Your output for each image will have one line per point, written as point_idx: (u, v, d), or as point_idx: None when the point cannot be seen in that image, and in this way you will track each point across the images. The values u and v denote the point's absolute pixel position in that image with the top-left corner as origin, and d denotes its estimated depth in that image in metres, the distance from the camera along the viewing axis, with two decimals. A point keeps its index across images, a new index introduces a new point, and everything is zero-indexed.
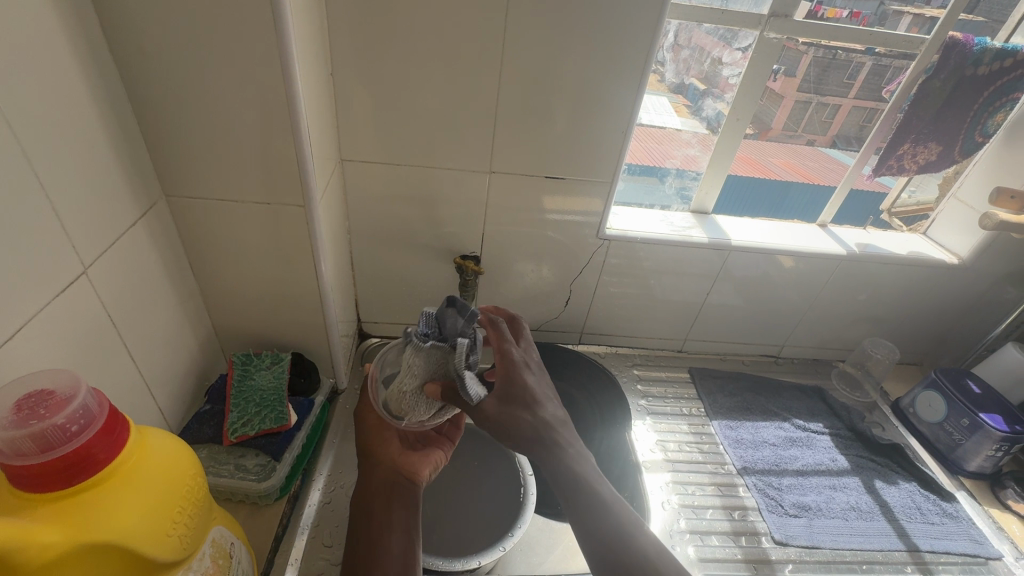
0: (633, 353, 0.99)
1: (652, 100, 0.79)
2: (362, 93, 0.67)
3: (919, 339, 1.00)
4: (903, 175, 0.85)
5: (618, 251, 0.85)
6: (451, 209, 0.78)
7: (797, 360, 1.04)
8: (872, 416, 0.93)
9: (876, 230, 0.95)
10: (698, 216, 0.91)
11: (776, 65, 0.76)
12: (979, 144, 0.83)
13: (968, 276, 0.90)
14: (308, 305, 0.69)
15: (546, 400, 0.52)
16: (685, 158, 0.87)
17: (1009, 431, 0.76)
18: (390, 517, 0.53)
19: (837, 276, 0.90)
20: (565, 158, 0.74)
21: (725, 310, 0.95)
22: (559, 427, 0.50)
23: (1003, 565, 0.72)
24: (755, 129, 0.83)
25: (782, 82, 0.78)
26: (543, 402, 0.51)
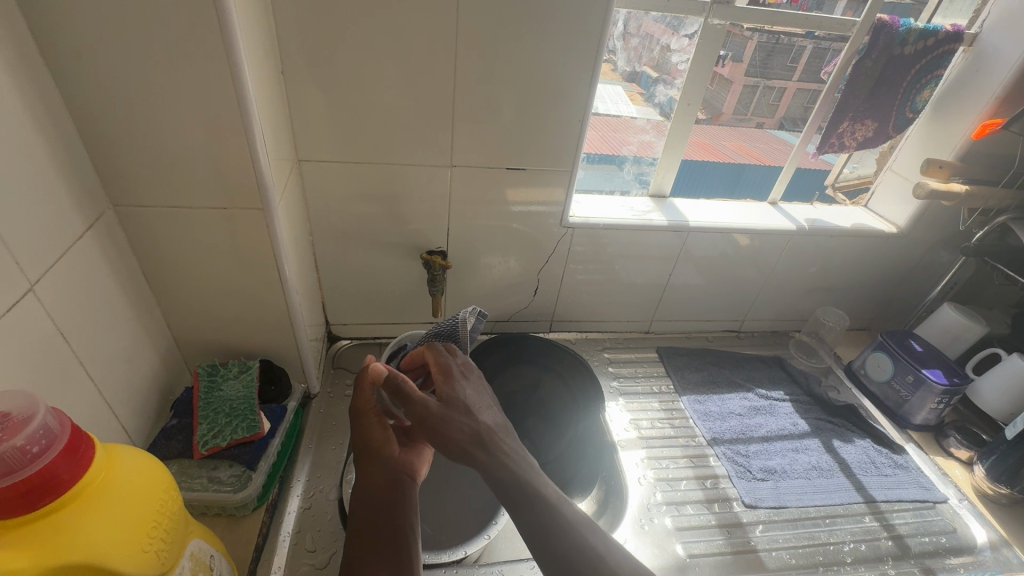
0: (602, 337, 1.02)
1: (607, 88, 0.81)
2: (315, 91, 0.66)
3: (867, 306, 1.06)
4: (843, 151, 0.90)
5: (581, 239, 0.86)
6: (414, 205, 0.78)
7: (757, 333, 1.09)
8: (828, 380, 0.99)
9: (821, 205, 1.01)
10: (657, 199, 0.94)
11: (722, 51, 0.79)
12: (909, 119, 0.89)
13: (907, 243, 0.96)
14: (272, 311, 0.68)
15: (485, 413, 0.52)
16: (641, 145, 0.89)
17: (948, 384, 0.82)
18: (389, 521, 0.48)
19: (788, 251, 0.95)
20: (524, 148, 0.75)
21: (688, 289, 0.98)
22: (498, 455, 0.48)
23: (949, 507, 0.78)
24: (708, 114, 0.86)
25: (730, 67, 0.81)
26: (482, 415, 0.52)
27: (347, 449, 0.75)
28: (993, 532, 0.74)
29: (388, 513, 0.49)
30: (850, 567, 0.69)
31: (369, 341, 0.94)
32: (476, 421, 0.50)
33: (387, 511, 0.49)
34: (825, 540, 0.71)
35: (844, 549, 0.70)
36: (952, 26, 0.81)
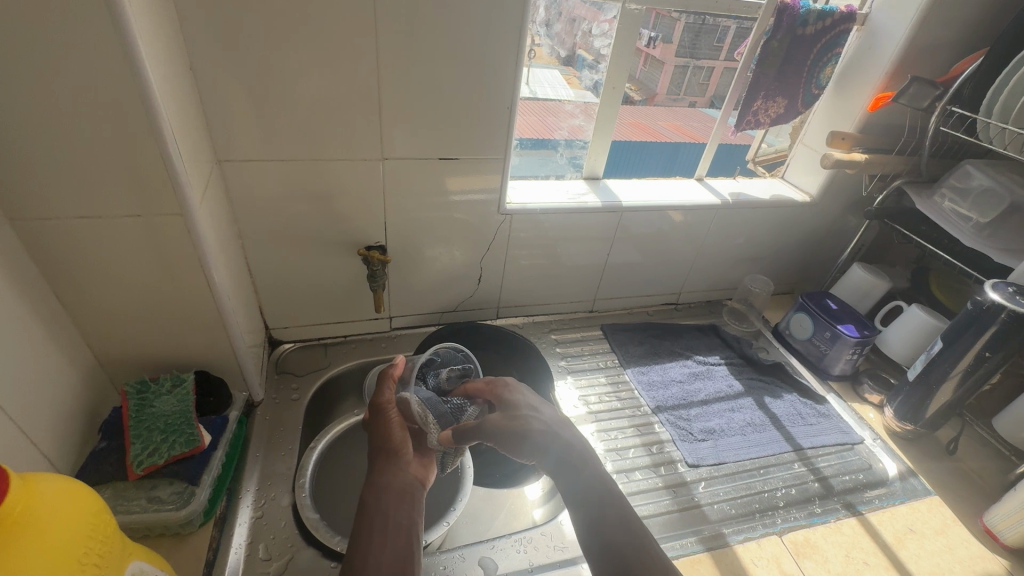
0: (548, 319, 1.04)
1: (545, 73, 0.85)
2: (230, 87, 0.63)
3: (789, 271, 1.14)
4: (760, 128, 0.97)
5: (520, 224, 0.88)
6: (347, 201, 0.76)
7: (693, 303, 1.15)
8: (758, 342, 1.06)
9: (744, 179, 1.07)
10: (591, 181, 0.96)
11: (653, 33, 0.83)
12: (816, 95, 0.96)
13: (821, 209, 1.04)
14: (203, 318, 0.65)
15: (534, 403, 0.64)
16: (572, 129, 0.91)
17: (859, 336, 0.91)
18: (400, 522, 0.53)
19: (716, 224, 1.00)
20: (456, 138, 0.75)
21: (626, 267, 1.02)
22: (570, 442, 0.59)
23: (865, 447, 0.86)
24: (644, 95, 0.92)
25: (661, 48, 0.85)
26: (535, 409, 0.63)
27: (297, 455, 0.74)
28: (901, 465, 0.83)
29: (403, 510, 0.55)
30: (782, 510, 0.75)
31: (313, 343, 0.92)
32: (540, 416, 0.62)
33: (402, 507, 0.55)
34: (761, 489, 0.77)
35: (777, 495, 0.77)
36: (846, 7, 0.88)
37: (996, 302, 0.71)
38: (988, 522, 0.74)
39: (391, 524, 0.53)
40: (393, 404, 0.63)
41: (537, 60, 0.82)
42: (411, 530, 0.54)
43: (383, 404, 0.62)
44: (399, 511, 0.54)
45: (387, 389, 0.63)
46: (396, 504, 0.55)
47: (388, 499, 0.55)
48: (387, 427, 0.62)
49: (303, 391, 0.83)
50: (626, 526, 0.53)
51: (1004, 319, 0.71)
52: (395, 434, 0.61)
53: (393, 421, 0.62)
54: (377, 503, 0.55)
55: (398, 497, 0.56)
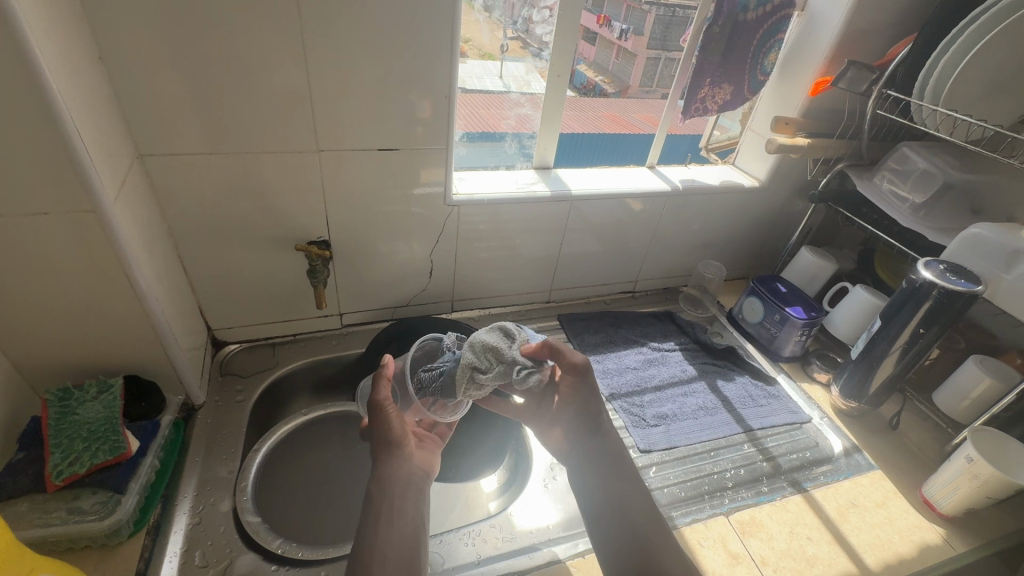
0: (504, 311, 1.04)
1: (517, 66, 0.86)
2: (147, 77, 0.60)
3: (743, 257, 1.16)
4: (708, 115, 0.98)
5: (468, 216, 0.87)
6: (284, 195, 0.74)
7: (650, 291, 1.15)
8: (713, 327, 1.08)
9: (695, 166, 1.07)
10: (542, 171, 0.95)
11: (623, 24, 0.87)
12: (762, 81, 0.97)
13: (770, 195, 1.05)
14: (128, 321, 0.62)
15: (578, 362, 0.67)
16: (519, 119, 0.91)
17: (806, 318, 0.93)
18: (406, 515, 0.55)
19: (668, 211, 1.01)
20: (395, 129, 0.73)
21: (580, 256, 1.02)
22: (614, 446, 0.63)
23: (813, 425, 0.88)
24: (616, 87, 0.95)
25: (632, 40, 0.89)
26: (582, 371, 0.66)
27: (240, 457, 0.72)
28: (846, 441, 0.86)
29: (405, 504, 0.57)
30: (731, 490, 0.76)
31: (260, 343, 0.89)
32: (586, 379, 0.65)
33: (404, 501, 0.57)
34: (711, 471, 0.78)
35: (726, 475, 0.78)
36: None
37: (927, 281, 0.73)
38: (926, 492, 0.77)
39: (394, 518, 0.54)
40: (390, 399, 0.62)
41: (509, 53, 0.84)
42: (415, 522, 0.56)
43: (379, 401, 0.61)
44: (402, 505, 0.56)
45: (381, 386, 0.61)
46: (402, 497, 0.57)
47: (394, 490, 0.57)
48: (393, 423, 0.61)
49: (249, 393, 0.81)
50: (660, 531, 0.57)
51: (935, 297, 0.73)
52: (395, 427, 0.61)
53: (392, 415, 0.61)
54: (380, 498, 0.56)
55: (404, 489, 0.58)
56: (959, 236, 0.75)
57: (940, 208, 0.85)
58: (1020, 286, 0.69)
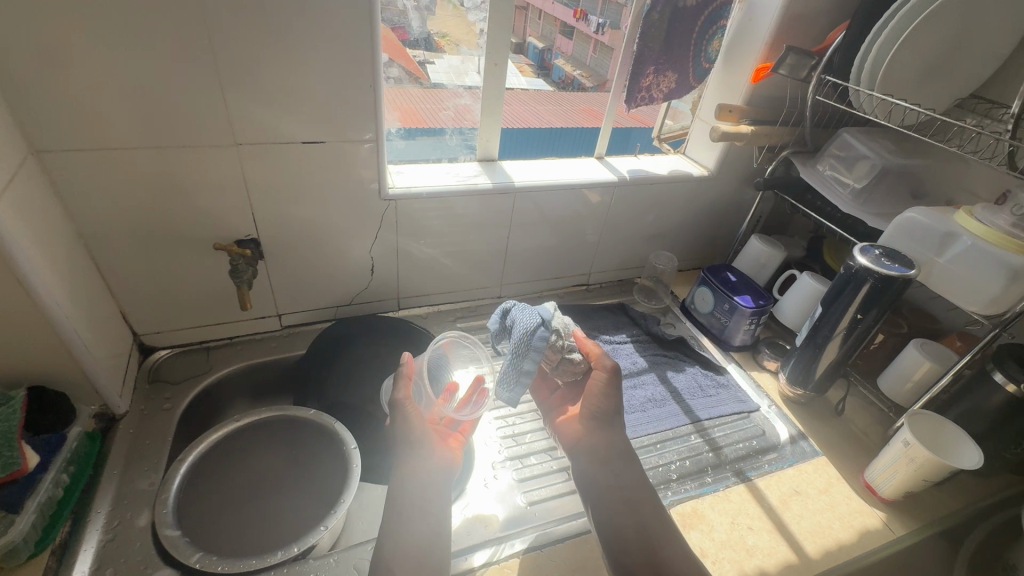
0: (453, 308, 1.02)
1: None
2: (34, 68, 0.56)
3: (696, 247, 1.15)
4: (654, 103, 0.97)
5: (406, 211, 0.84)
6: (203, 192, 0.71)
7: (604, 283, 1.14)
8: (666, 319, 1.07)
9: (644, 156, 1.06)
10: (485, 163, 0.93)
11: (601, 18, 0.91)
12: (707, 69, 0.97)
13: (719, 184, 1.05)
14: (25, 329, 0.58)
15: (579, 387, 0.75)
16: (458, 110, 0.89)
17: (754, 307, 0.93)
18: (420, 517, 0.61)
19: (616, 202, 0.99)
20: (319, 121, 0.70)
21: (528, 250, 1.00)
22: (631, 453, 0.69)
23: (761, 414, 0.88)
24: (596, 81, 0.98)
25: (609, 34, 0.91)
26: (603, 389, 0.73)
27: (163, 468, 0.68)
28: (792, 428, 0.86)
29: (427, 499, 0.62)
30: (676, 482, 0.75)
31: (193, 347, 0.86)
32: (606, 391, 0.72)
33: (426, 497, 0.62)
34: (656, 463, 0.77)
35: (671, 467, 0.77)
36: None
37: (863, 266, 0.73)
38: (867, 477, 0.77)
39: (417, 514, 0.61)
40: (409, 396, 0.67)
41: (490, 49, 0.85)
42: (436, 517, 0.62)
43: (400, 398, 0.66)
44: (424, 500, 0.62)
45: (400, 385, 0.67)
46: (418, 498, 0.62)
47: (413, 490, 0.62)
48: (409, 419, 0.65)
49: (178, 400, 0.78)
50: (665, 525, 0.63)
51: (872, 281, 0.72)
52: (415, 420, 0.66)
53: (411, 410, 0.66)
54: (403, 493, 0.62)
55: (421, 490, 0.62)
56: (895, 220, 0.75)
57: (877, 193, 0.86)
58: (952, 270, 0.69)
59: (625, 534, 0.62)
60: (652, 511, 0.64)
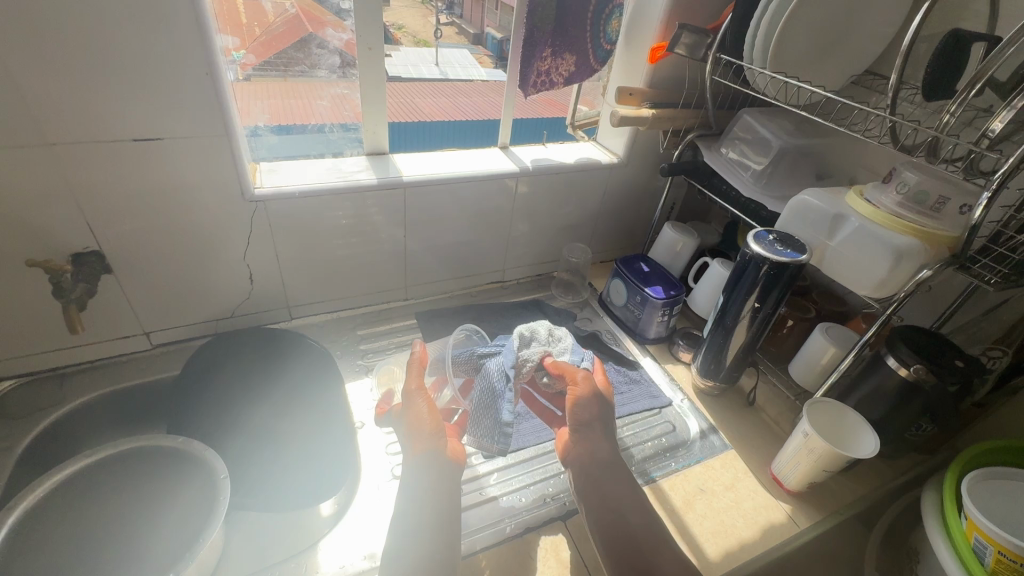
0: (353, 314, 0.95)
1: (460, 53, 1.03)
2: None
3: (614, 237, 1.12)
4: (556, 89, 0.92)
5: (278, 212, 0.77)
6: (20, 204, 0.62)
7: (521, 279, 1.10)
8: (583, 313, 1.04)
9: (552, 144, 1.01)
10: (374, 157, 0.86)
11: None
12: (609, 51, 0.92)
13: (630, 171, 1.01)
14: None
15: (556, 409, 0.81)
16: (335, 100, 0.82)
17: (665, 297, 0.90)
18: (432, 520, 0.62)
19: (520, 194, 0.94)
20: (152, 115, 0.62)
21: (431, 249, 0.94)
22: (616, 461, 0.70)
23: (673, 409, 0.85)
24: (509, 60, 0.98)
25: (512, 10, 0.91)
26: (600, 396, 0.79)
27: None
28: (703, 422, 0.83)
29: (451, 501, 0.64)
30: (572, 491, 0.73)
31: (43, 376, 0.76)
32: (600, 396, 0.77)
33: (450, 498, 0.64)
34: (558, 471, 0.76)
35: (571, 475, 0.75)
36: None
37: (756, 254, 0.70)
38: (774, 469, 0.75)
39: (447, 516, 0.63)
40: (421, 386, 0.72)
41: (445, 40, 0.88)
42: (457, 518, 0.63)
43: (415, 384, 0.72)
44: (447, 502, 0.64)
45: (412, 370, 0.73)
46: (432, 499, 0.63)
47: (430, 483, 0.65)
48: (421, 407, 0.70)
49: (17, 439, 0.69)
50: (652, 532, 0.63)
51: (766, 269, 0.70)
52: (426, 409, 0.70)
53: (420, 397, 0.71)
54: (429, 498, 0.64)
55: (436, 485, 0.65)
56: (789, 203, 0.73)
57: (780, 174, 0.83)
58: (842, 252, 0.67)
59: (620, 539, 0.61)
60: (639, 519, 0.64)
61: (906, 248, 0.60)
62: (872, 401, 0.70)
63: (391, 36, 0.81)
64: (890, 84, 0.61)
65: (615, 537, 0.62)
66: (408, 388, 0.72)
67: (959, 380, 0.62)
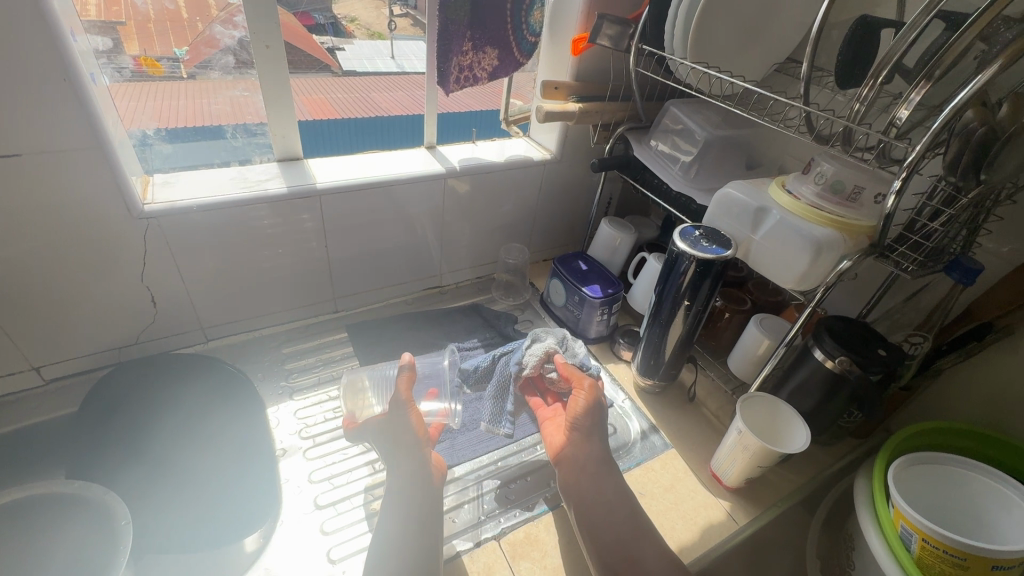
0: (278, 331, 0.89)
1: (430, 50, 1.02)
2: None
3: (554, 235, 1.09)
4: (480, 84, 0.88)
5: (175, 229, 0.70)
6: None
7: (460, 283, 1.06)
8: (524, 315, 1.01)
9: (482, 141, 0.98)
10: (286, 163, 0.81)
11: None
12: (534, 43, 0.90)
13: (565, 166, 0.98)
14: None
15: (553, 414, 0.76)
16: (235, 102, 0.77)
17: (603, 296, 0.88)
18: (413, 526, 0.60)
19: (449, 196, 0.90)
20: (5, 128, 0.55)
21: (358, 258, 0.90)
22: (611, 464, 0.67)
23: (615, 409, 0.84)
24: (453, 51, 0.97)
25: None
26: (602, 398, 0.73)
27: None
28: (645, 422, 0.82)
29: (430, 505, 0.62)
30: (503, 509, 0.68)
31: None
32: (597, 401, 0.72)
33: (428, 505, 0.62)
34: (492, 486, 0.71)
35: (506, 491, 0.70)
36: None
37: (682, 251, 0.68)
38: (713, 466, 0.74)
39: (425, 523, 0.60)
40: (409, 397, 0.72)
41: (399, 32, 0.87)
42: (436, 525, 0.61)
43: (403, 396, 0.71)
44: (425, 508, 0.62)
45: (402, 383, 0.72)
46: (415, 508, 0.61)
47: (416, 495, 0.63)
48: (409, 421, 0.69)
49: None
50: (637, 529, 0.61)
51: (694, 265, 0.68)
52: (414, 420, 0.69)
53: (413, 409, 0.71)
54: (411, 504, 0.62)
55: (420, 502, 0.62)
56: (715, 196, 0.71)
57: (707, 166, 0.82)
58: (766, 246, 0.66)
59: (605, 533, 0.60)
60: (625, 514, 0.62)
61: (825, 240, 0.59)
62: (802, 393, 0.70)
63: (342, 29, 0.84)
64: (802, 73, 0.60)
65: (598, 530, 0.61)
66: (397, 400, 0.71)
67: (881, 369, 0.63)
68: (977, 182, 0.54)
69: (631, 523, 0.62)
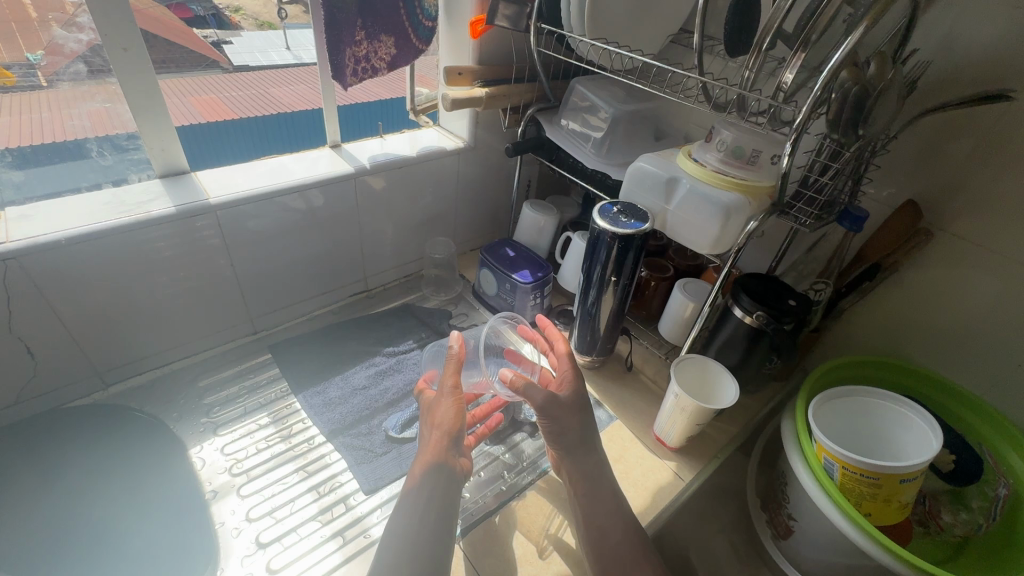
0: (192, 362, 0.82)
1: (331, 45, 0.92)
2: None
3: (478, 223, 1.08)
4: (381, 75, 0.83)
5: (45, 268, 0.61)
6: None
7: (388, 284, 1.02)
8: (459, 308, 0.99)
9: (390, 135, 0.94)
10: (172, 179, 0.73)
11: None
12: (432, 28, 0.86)
13: (480, 153, 0.97)
14: None
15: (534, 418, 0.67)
16: (99, 115, 0.67)
17: (532, 280, 0.87)
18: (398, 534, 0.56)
19: (364, 196, 0.86)
20: None
21: (271, 272, 0.83)
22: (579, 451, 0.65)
23: None
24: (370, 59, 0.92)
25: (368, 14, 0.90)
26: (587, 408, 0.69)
27: None
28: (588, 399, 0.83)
29: (435, 515, 0.57)
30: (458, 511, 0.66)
31: None
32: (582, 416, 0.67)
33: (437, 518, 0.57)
34: None
35: None
36: None
37: (603, 229, 0.69)
38: (656, 431, 0.76)
39: (429, 534, 0.56)
40: (454, 384, 0.66)
41: (291, 20, 0.79)
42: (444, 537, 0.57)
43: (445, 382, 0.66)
44: (434, 520, 0.57)
45: (450, 365, 0.67)
46: (427, 517, 0.57)
47: (437, 494, 0.59)
48: (445, 409, 0.64)
49: None
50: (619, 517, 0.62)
51: (615, 242, 0.69)
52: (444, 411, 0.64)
53: (450, 399, 0.65)
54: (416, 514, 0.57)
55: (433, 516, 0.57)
56: (629, 170, 0.72)
57: (618, 141, 0.83)
58: (680, 214, 0.68)
59: (584, 512, 0.62)
60: (596, 507, 0.63)
61: (733, 204, 0.62)
62: (727, 349, 0.74)
63: (227, 20, 0.77)
64: (696, 43, 0.61)
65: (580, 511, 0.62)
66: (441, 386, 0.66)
67: (792, 318, 0.67)
68: (857, 137, 0.58)
69: (589, 495, 0.63)
